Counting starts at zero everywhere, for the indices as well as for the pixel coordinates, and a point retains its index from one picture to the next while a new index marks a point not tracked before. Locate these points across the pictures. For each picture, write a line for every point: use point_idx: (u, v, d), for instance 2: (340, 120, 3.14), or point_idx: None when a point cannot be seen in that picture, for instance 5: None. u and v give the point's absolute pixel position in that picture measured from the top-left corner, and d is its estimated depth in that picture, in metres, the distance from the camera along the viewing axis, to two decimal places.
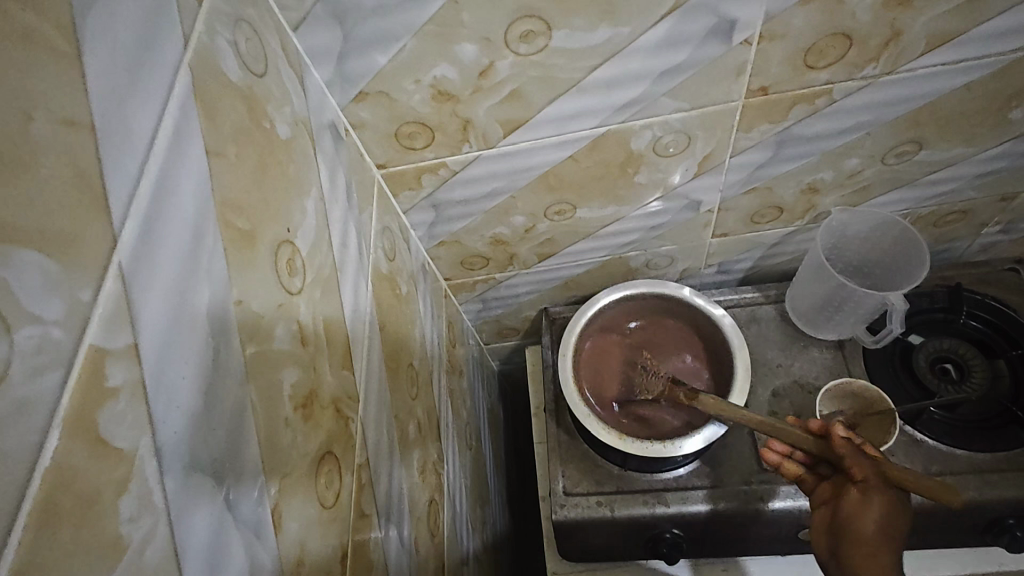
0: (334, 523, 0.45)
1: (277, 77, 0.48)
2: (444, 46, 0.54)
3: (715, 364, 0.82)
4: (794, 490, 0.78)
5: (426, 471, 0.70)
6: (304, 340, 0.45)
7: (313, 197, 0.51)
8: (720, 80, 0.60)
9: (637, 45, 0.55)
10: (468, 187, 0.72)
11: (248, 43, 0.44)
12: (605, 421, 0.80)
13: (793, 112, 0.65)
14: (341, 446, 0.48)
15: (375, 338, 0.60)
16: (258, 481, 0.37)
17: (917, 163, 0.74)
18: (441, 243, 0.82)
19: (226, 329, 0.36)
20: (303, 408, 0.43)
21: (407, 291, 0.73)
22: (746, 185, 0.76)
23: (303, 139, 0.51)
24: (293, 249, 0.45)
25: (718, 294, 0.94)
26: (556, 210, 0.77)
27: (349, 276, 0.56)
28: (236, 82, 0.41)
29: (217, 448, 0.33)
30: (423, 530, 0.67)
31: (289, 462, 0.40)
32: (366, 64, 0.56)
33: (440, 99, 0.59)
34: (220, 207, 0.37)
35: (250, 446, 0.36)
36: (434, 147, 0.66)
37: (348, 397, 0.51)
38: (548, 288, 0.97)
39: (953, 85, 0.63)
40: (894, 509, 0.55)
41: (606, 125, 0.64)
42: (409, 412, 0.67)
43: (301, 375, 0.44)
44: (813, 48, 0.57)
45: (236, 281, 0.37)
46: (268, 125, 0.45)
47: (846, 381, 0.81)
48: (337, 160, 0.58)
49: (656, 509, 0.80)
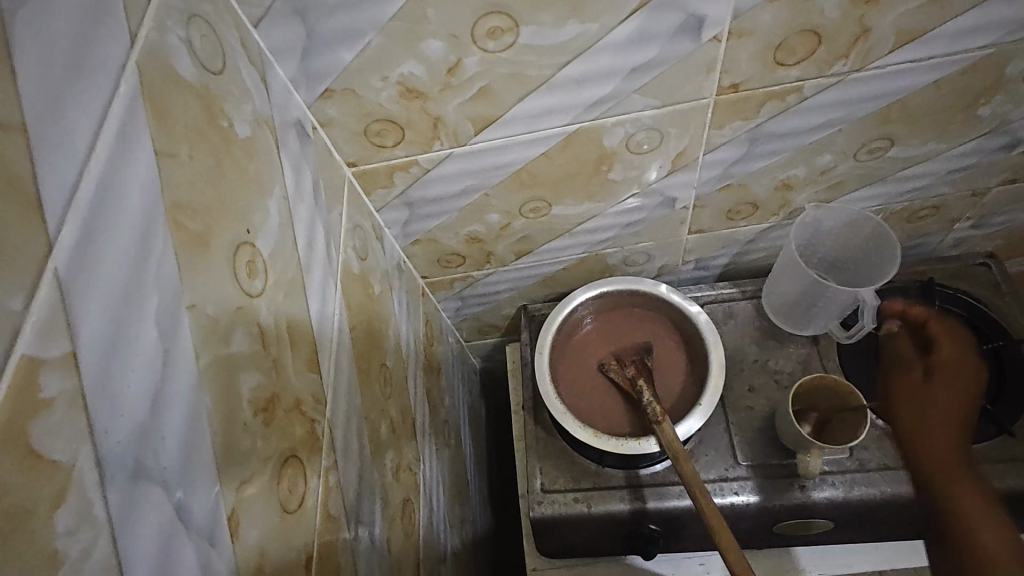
0: (298, 527, 0.45)
1: (237, 75, 0.47)
2: (411, 42, 0.53)
3: (691, 360, 0.82)
4: (767, 485, 0.79)
5: (400, 471, 0.70)
6: (265, 343, 0.44)
7: (276, 197, 0.50)
8: (691, 77, 0.60)
9: (605, 43, 0.55)
10: (442, 184, 0.71)
11: (203, 40, 0.43)
12: (581, 419, 0.80)
13: (764, 109, 0.65)
14: (306, 449, 0.47)
15: (344, 337, 0.60)
16: (212, 489, 0.36)
17: (889, 159, 0.74)
18: (416, 241, 0.82)
19: (177, 335, 0.35)
20: (264, 412, 0.43)
21: (380, 290, 0.72)
22: (720, 182, 0.76)
23: (265, 137, 0.50)
24: (253, 250, 0.45)
25: (696, 290, 0.95)
26: (531, 208, 0.77)
27: (316, 277, 0.55)
28: (190, 80, 0.40)
29: (166, 455, 0.33)
30: (398, 531, 0.67)
31: (248, 468, 0.40)
32: (332, 61, 0.55)
33: (408, 96, 0.59)
34: (171, 208, 0.36)
35: (203, 453, 0.35)
36: (405, 145, 0.65)
37: (314, 399, 0.50)
38: (526, 285, 0.97)
39: (921, 82, 0.63)
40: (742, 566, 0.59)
41: (578, 122, 0.64)
42: (382, 413, 0.66)
43: (260, 378, 0.43)
44: (782, 46, 0.57)
45: (188, 284, 0.37)
46: (226, 123, 0.44)
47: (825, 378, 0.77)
48: (303, 159, 0.57)
49: (633, 505, 0.81)
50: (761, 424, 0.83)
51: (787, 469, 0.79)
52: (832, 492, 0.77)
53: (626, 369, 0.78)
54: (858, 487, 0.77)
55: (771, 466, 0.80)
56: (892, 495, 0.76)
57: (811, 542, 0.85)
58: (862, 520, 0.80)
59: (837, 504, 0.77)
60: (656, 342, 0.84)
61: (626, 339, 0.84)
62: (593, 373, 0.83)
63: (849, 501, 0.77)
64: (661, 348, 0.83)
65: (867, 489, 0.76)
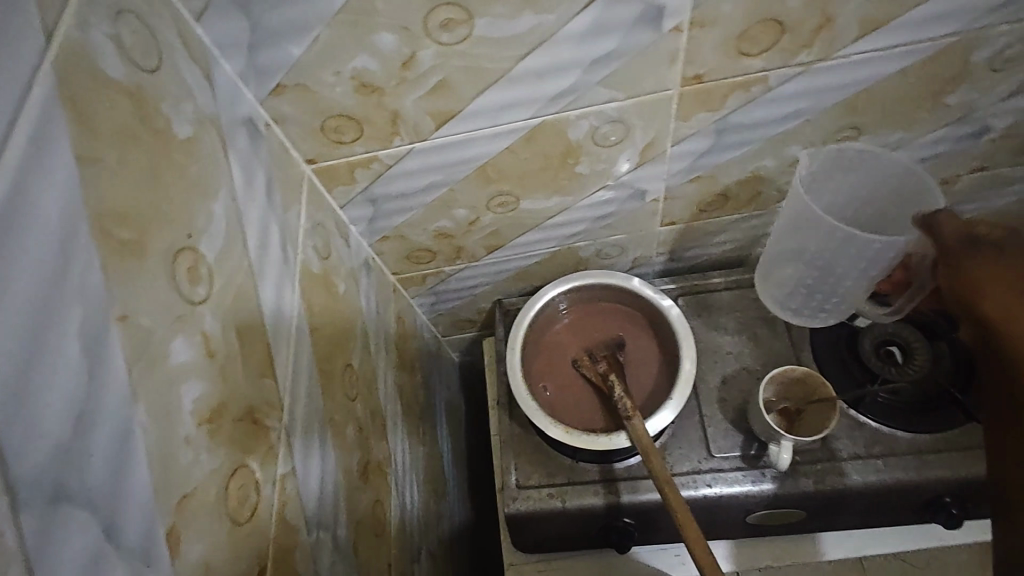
0: (249, 538, 0.44)
1: (176, 72, 0.45)
2: (362, 36, 0.52)
3: (663, 354, 0.82)
4: (741, 476, 0.79)
5: (369, 472, 0.69)
6: (210, 351, 0.43)
7: (223, 198, 0.48)
8: (653, 68, 0.59)
9: (563, 34, 0.54)
10: (406, 180, 0.70)
11: (134, 36, 0.41)
12: (553, 415, 0.79)
13: (730, 99, 0.64)
14: (258, 458, 0.46)
15: (303, 339, 0.58)
16: (148, 507, 0.35)
17: (859, 149, 0.74)
18: (384, 238, 0.80)
19: (106, 349, 0.33)
20: (209, 423, 0.41)
21: (345, 289, 0.70)
22: (689, 173, 0.75)
23: (209, 136, 0.48)
24: (196, 255, 0.43)
25: (671, 282, 0.94)
26: (499, 203, 0.76)
27: (271, 279, 0.54)
28: (119, 80, 0.39)
29: (92, 474, 0.31)
30: (366, 533, 0.66)
31: (191, 481, 0.39)
32: (281, 55, 0.53)
33: (364, 91, 0.57)
34: (97, 216, 0.35)
35: (137, 470, 0.34)
36: (364, 141, 0.63)
37: (268, 405, 0.49)
38: (500, 280, 0.95)
39: (888, 71, 0.63)
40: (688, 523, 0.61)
41: (541, 115, 0.63)
42: (347, 415, 0.65)
43: (205, 388, 0.42)
44: (744, 35, 0.56)
45: (118, 296, 0.35)
46: (162, 124, 0.42)
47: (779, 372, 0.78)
48: (255, 157, 0.55)
49: (608, 500, 0.81)
50: (734, 415, 0.83)
51: (760, 460, 0.79)
52: (804, 483, 0.77)
53: (598, 365, 0.78)
54: (830, 477, 0.77)
55: (744, 457, 0.80)
56: (863, 484, 0.77)
57: (784, 532, 0.86)
58: (833, 510, 0.81)
59: (809, 495, 0.77)
60: (628, 336, 0.83)
61: (599, 334, 0.84)
62: (565, 368, 0.82)
63: (820, 492, 0.77)
64: (634, 342, 0.83)
65: (838, 478, 0.77)
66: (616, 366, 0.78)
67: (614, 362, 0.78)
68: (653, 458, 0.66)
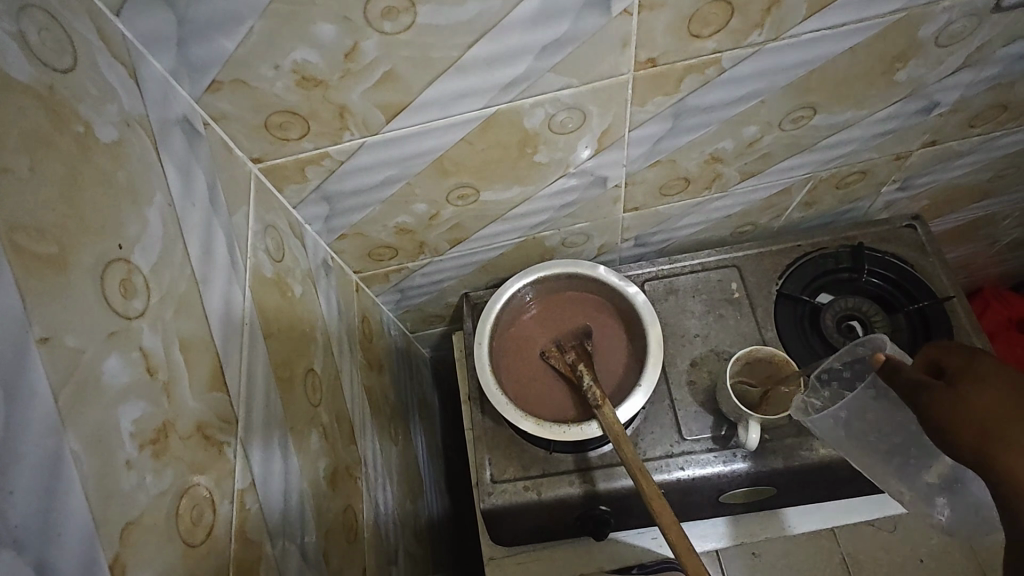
0: (205, 559, 0.42)
1: (95, 72, 0.42)
2: (299, 27, 0.49)
3: (631, 340, 0.82)
4: (712, 457, 0.80)
5: (338, 477, 0.67)
6: (151, 369, 0.40)
7: (158, 204, 0.45)
8: (606, 53, 0.58)
9: (510, 20, 0.52)
10: (360, 176, 0.67)
11: (42, 34, 0.38)
12: (524, 408, 0.78)
13: (685, 83, 0.63)
14: (212, 475, 0.44)
15: (258, 346, 0.56)
16: (88, 539, 0.33)
17: (814, 127, 0.74)
18: (342, 236, 0.78)
19: (25, 375, 0.31)
20: (153, 444, 0.39)
21: (302, 292, 0.68)
22: (650, 158, 0.74)
23: (137, 140, 0.45)
24: (128, 267, 0.40)
25: (637, 268, 0.94)
26: (459, 195, 0.74)
27: (218, 286, 0.51)
28: (25, 82, 0.36)
29: (16, 511, 0.29)
30: (338, 540, 0.65)
31: (137, 507, 0.37)
32: (213, 50, 0.50)
33: (306, 84, 0.54)
34: (6, 230, 0.32)
35: (71, 501, 0.32)
36: (312, 137, 0.60)
37: (220, 419, 0.47)
38: (466, 273, 0.94)
39: (839, 49, 0.63)
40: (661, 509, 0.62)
41: (494, 105, 0.61)
42: (311, 421, 0.64)
43: (147, 408, 0.39)
44: (695, 17, 0.56)
45: (38, 316, 0.33)
46: (81, 128, 0.39)
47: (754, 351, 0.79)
48: (193, 159, 0.52)
49: (583, 488, 0.81)
50: (703, 397, 0.84)
51: (730, 441, 0.80)
52: (773, 460, 0.78)
53: (566, 355, 0.77)
54: (798, 453, 0.78)
55: (714, 439, 0.81)
56: (830, 458, 0.78)
57: (756, 507, 0.88)
58: (802, 484, 0.82)
59: (779, 472, 0.79)
60: (595, 325, 0.83)
61: (566, 324, 0.83)
62: (534, 360, 0.82)
63: (789, 468, 0.78)
64: (603, 330, 0.83)
65: (804, 454, 0.78)
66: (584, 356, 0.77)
67: (583, 351, 0.78)
68: (624, 446, 0.66)
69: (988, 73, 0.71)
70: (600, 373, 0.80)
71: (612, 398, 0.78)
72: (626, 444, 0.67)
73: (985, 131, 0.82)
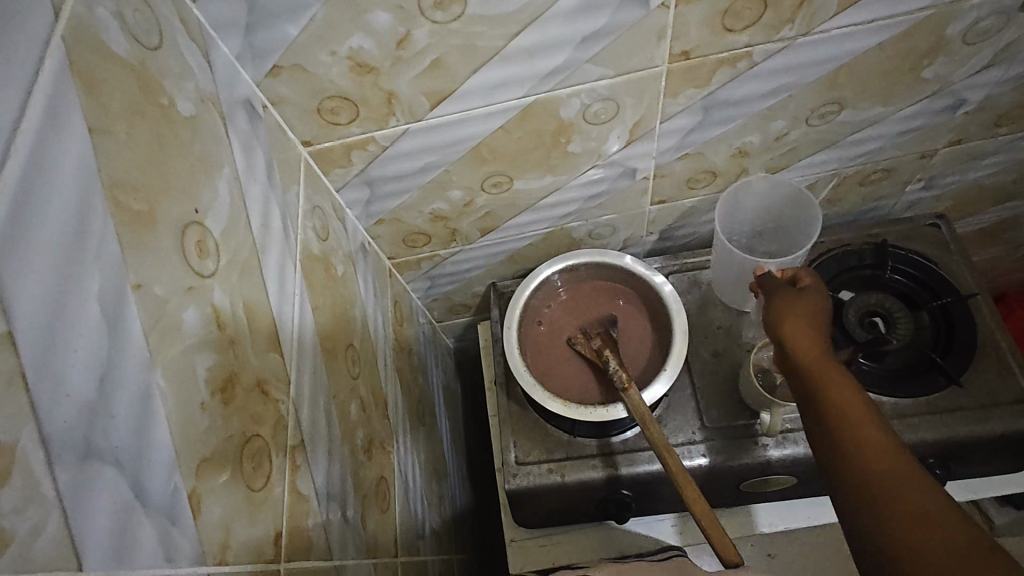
0: (264, 505, 0.45)
1: (177, 53, 0.46)
2: (358, 15, 0.53)
3: (655, 328, 0.84)
4: (734, 445, 0.81)
5: (373, 449, 0.70)
6: (220, 324, 0.44)
7: (226, 176, 0.49)
8: (642, 45, 0.60)
9: (554, 11, 0.55)
10: (401, 162, 0.70)
11: (135, 15, 0.42)
12: (550, 391, 0.80)
13: (716, 76, 0.66)
14: (269, 428, 0.47)
15: (307, 317, 0.60)
16: (169, 469, 0.36)
17: (841, 123, 0.76)
18: (380, 221, 0.81)
19: (124, 317, 0.34)
20: (222, 392, 0.42)
21: (344, 271, 0.71)
22: (678, 151, 0.77)
23: (210, 116, 0.48)
24: (203, 230, 0.44)
25: (661, 261, 0.96)
26: (493, 182, 0.77)
27: (274, 258, 0.55)
28: (123, 56, 0.39)
29: (117, 435, 0.33)
30: (373, 509, 0.67)
31: (207, 447, 0.40)
32: (278, 36, 0.54)
33: (360, 71, 0.58)
34: (109, 187, 0.36)
35: (158, 434, 0.35)
36: (360, 122, 0.64)
37: (275, 377, 0.50)
38: (494, 262, 0.97)
39: (867, 45, 0.65)
40: (690, 491, 0.63)
41: (533, 94, 0.64)
42: (351, 392, 0.67)
43: (217, 359, 0.43)
44: (729, 11, 0.58)
45: (132, 265, 0.36)
46: (166, 101, 0.43)
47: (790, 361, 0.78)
48: (254, 138, 0.56)
49: (607, 472, 0.83)
50: (726, 387, 0.85)
51: (752, 429, 0.82)
52: (794, 449, 0.80)
53: (592, 341, 0.79)
54: None
55: (736, 427, 0.82)
56: None
57: (776, 498, 0.89)
58: (824, 474, 0.84)
59: (800, 461, 0.80)
60: (620, 314, 0.85)
61: (593, 312, 0.85)
62: (560, 346, 0.84)
63: (810, 457, 0.80)
64: (628, 318, 0.85)
65: None
66: (610, 342, 0.79)
67: (609, 338, 0.80)
68: (652, 429, 0.68)
69: (1014, 72, 0.73)
70: (625, 361, 0.82)
71: (636, 384, 0.80)
72: (654, 428, 0.68)
73: (1011, 130, 0.83)
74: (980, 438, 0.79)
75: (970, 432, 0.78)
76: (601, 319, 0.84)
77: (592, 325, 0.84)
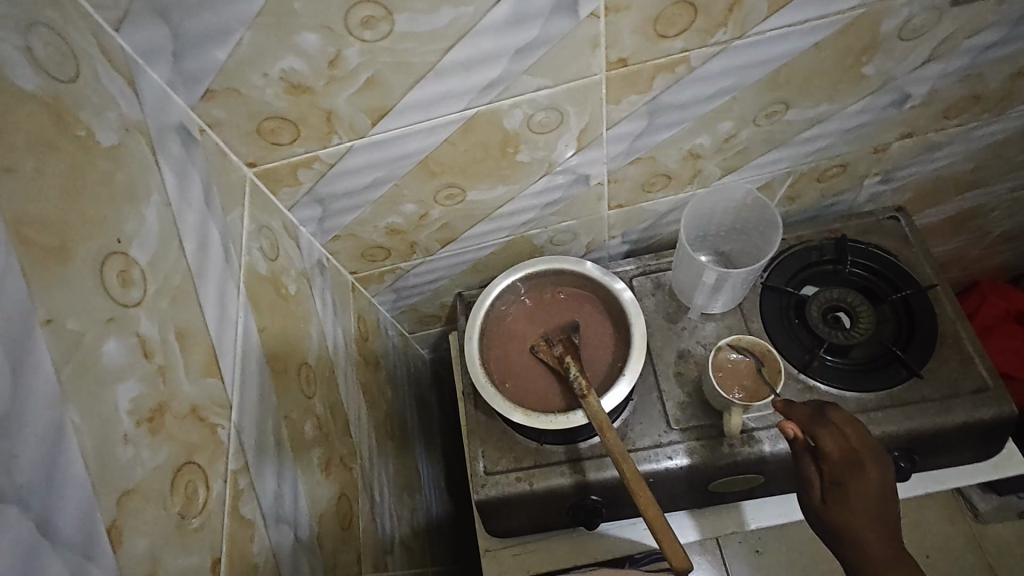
0: (199, 532, 0.45)
1: (97, 83, 0.46)
2: (285, 37, 0.53)
3: (617, 333, 0.84)
4: (699, 446, 0.81)
5: (332, 466, 0.70)
6: (147, 354, 0.43)
7: (155, 203, 0.49)
8: (578, 54, 0.61)
9: (483, 26, 0.55)
10: (350, 178, 0.70)
11: (47, 48, 0.42)
12: (512, 400, 0.80)
13: (656, 82, 0.66)
14: (206, 454, 0.47)
15: (252, 340, 0.59)
16: (84, 504, 0.36)
17: (789, 122, 0.76)
18: (336, 238, 0.81)
19: (30, 353, 0.34)
20: (149, 422, 0.42)
21: (297, 290, 0.71)
22: (628, 156, 0.77)
23: (136, 144, 0.48)
24: (127, 259, 0.44)
25: (625, 264, 0.96)
26: (446, 195, 0.77)
27: (212, 282, 0.54)
28: (32, 91, 0.40)
29: (20, 473, 0.33)
30: (331, 527, 0.67)
31: (133, 478, 0.40)
32: (206, 61, 0.54)
33: (295, 91, 0.58)
34: (14, 223, 0.36)
35: (71, 469, 0.35)
36: (302, 141, 0.64)
37: (213, 403, 0.50)
38: (458, 273, 0.96)
39: (804, 44, 0.65)
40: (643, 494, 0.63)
41: (474, 106, 0.64)
42: (305, 412, 0.66)
43: (145, 388, 0.42)
44: (661, 17, 0.59)
45: (42, 299, 0.36)
46: (83, 132, 0.43)
47: (767, 347, 0.80)
48: (189, 163, 0.56)
49: (574, 478, 0.83)
50: (691, 388, 0.85)
51: (717, 429, 0.82)
52: (758, 448, 0.80)
53: (554, 348, 0.79)
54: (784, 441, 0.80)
55: (700, 428, 0.82)
56: None
57: (745, 497, 0.89)
58: (789, 471, 0.84)
59: (765, 459, 0.80)
60: (582, 320, 0.85)
61: (555, 319, 0.86)
62: (522, 354, 0.84)
63: (775, 456, 0.80)
64: (590, 324, 0.85)
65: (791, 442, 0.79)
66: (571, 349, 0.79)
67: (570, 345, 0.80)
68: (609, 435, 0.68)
69: (957, 64, 0.73)
70: (587, 366, 0.82)
71: (598, 389, 0.80)
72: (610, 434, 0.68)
73: (961, 121, 0.83)
74: (941, 430, 0.79)
75: (932, 424, 0.78)
76: (561, 325, 0.85)
77: (552, 330, 0.84)
